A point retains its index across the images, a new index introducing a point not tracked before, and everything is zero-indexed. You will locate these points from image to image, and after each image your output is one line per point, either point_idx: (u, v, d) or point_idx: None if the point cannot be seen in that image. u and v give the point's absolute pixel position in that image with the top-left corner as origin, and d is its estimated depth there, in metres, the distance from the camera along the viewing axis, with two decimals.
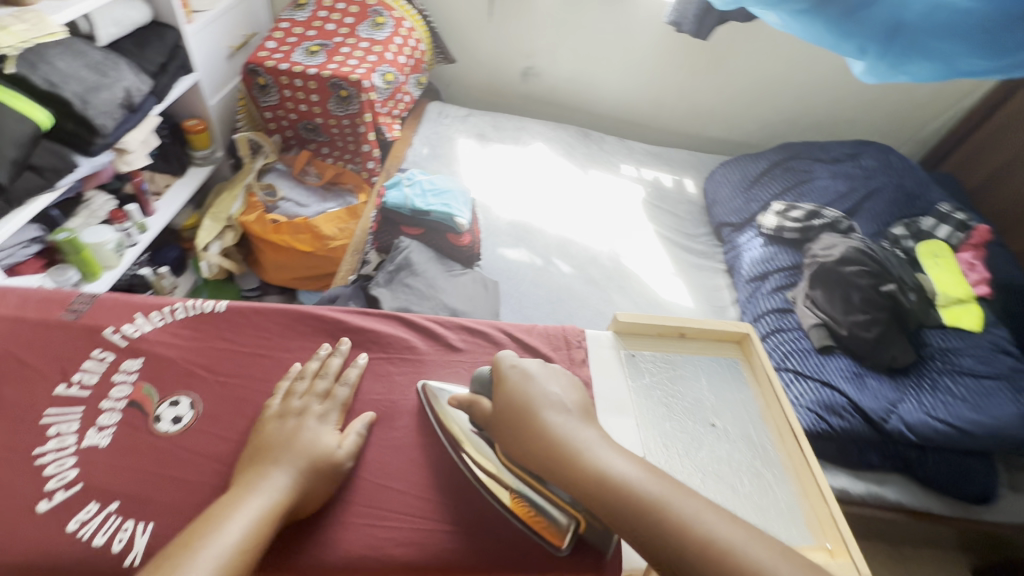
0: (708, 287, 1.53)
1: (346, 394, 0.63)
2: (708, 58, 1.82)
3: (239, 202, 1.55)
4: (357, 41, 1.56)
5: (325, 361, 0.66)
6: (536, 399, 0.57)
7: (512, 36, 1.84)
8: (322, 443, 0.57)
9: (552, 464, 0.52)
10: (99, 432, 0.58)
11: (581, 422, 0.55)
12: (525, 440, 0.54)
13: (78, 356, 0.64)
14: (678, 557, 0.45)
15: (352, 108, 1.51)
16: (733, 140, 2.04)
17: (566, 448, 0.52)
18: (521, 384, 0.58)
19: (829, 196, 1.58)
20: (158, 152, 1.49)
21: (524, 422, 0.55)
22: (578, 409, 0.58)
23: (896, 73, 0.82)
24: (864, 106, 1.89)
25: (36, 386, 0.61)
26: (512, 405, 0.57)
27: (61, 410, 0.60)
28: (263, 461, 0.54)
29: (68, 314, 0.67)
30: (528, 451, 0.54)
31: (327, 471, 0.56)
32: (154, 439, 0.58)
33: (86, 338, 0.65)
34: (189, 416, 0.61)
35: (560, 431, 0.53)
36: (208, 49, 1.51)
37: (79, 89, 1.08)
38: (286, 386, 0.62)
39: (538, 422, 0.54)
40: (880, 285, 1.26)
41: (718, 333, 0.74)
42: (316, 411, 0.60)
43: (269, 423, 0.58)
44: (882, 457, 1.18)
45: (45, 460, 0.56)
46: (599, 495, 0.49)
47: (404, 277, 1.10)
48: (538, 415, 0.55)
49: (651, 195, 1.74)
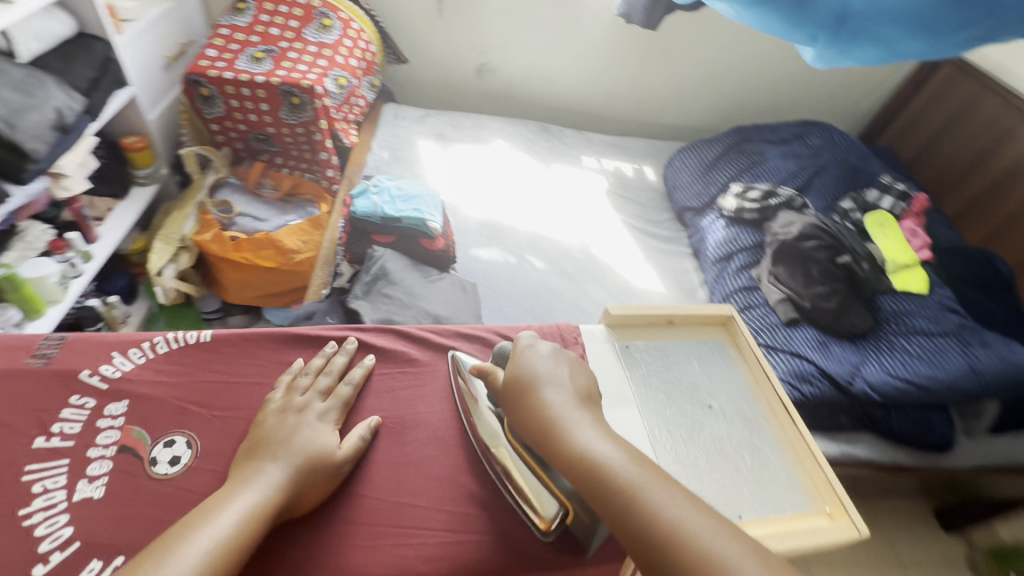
0: (676, 271, 1.57)
1: (349, 392, 0.62)
2: (657, 48, 1.87)
3: (192, 221, 1.47)
4: (305, 45, 1.50)
5: (330, 359, 0.65)
6: (540, 377, 0.58)
7: (463, 33, 1.82)
8: (318, 440, 0.56)
9: (543, 440, 0.53)
10: (90, 483, 0.54)
11: (578, 403, 0.55)
12: (524, 415, 0.55)
13: (55, 405, 0.59)
14: (643, 543, 0.43)
15: (306, 115, 1.46)
16: (685, 126, 2.10)
17: (557, 425, 0.53)
18: (529, 362, 0.59)
19: (782, 175, 1.66)
20: (96, 174, 1.40)
21: (527, 395, 0.56)
22: (580, 390, 0.58)
23: (843, 58, 0.86)
24: (805, 87, 1.99)
25: (12, 443, 0.56)
26: (516, 381, 0.58)
27: (44, 465, 0.55)
28: (257, 455, 0.54)
29: (36, 361, 0.62)
30: (526, 425, 0.55)
31: (324, 472, 0.54)
32: (153, 484, 0.54)
33: (60, 385, 0.60)
34: (187, 456, 0.57)
35: (554, 409, 0.54)
36: (141, 60, 1.41)
37: (4, 111, 0.99)
38: (286, 380, 0.62)
39: (536, 398, 0.55)
40: (835, 257, 1.34)
41: (704, 318, 0.77)
42: (317, 408, 0.59)
43: (268, 418, 0.57)
44: (851, 418, 1.25)
45: (34, 521, 0.51)
46: (580, 474, 0.49)
47: (381, 287, 1.08)
48: (538, 391, 0.56)
49: (614, 185, 1.77)
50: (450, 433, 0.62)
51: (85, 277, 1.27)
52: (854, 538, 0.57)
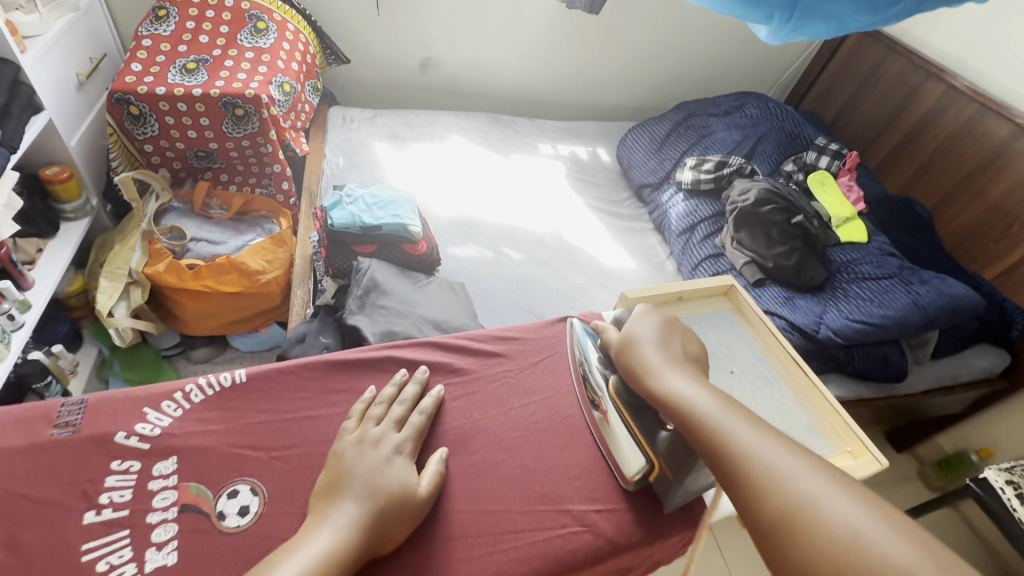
0: (644, 247, 1.63)
1: (422, 421, 0.59)
2: (596, 32, 1.90)
3: (139, 253, 1.34)
4: (240, 51, 1.40)
5: (401, 387, 0.63)
6: (640, 338, 0.62)
7: (403, 29, 1.77)
8: (393, 474, 0.53)
9: (643, 388, 0.58)
10: (160, 551, 0.49)
11: (677, 360, 0.59)
12: (627, 368, 0.61)
13: (95, 474, 0.53)
14: (729, 473, 0.47)
15: (252, 126, 1.36)
16: (629, 106, 2.17)
17: (654, 376, 0.57)
18: (637, 324, 0.64)
19: (730, 145, 1.75)
20: (19, 215, 1.24)
21: (632, 349, 0.61)
22: (679, 348, 0.62)
23: (796, 34, 0.93)
24: (733, 61, 2.11)
25: (55, 524, 0.50)
26: (621, 342, 0.64)
27: (103, 540, 0.50)
28: (335, 490, 0.51)
29: (62, 432, 0.56)
30: (629, 375, 0.60)
31: (404, 503, 0.52)
32: (229, 540, 0.50)
33: (91, 453, 0.55)
34: (256, 503, 0.53)
35: (652, 364, 0.59)
36: (52, 81, 1.26)
37: None
38: (359, 409, 0.59)
39: (636, 354, 0.60)
40: (791, 219, 1.46)
41: (709, 290, 0.83)
42: (394, 440, 0.56)
43: (348, 450, 0.55)
44: (821, 362, 1.38)
45: None
46: (676, 417, 0.54)
47: (376, 298, 1.04)
48: (640, 348, 0.61)
49: (571, 169, 1.80)
50: (512, 435, 0.63)
51: (27, 328, 1.16)
52: (878, 470, 0.66)
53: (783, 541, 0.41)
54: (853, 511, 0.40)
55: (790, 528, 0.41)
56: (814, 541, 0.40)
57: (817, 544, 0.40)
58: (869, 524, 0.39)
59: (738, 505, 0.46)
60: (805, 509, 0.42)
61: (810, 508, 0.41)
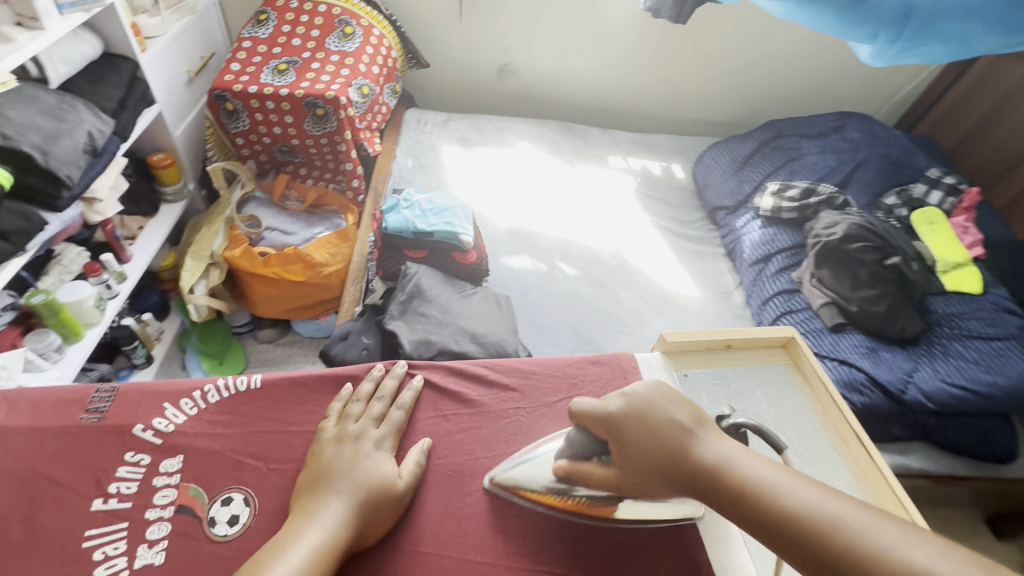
0: (711, 274, 1.52)
1: (401, 417, 0.61)
2: (684, 41, 1.80)
3: (221, 237, 1.46)
4: (327, 54, 1.47)
5: (379, 383, 0.64)
6: (655, 431, 0.51)
7: (484, 35, 1.78)
8: (378, 468, 0.55)
9: (682, 482, 0.49)
10: (150, 549, 0.50)
11: (700, 430, 0.51)
12: (662, 473, 0.50)
13: (110, 463, 0.55)
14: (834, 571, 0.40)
15: (330, 126, 1.43)
16: (714, 120, 2.03)
17: (691, 458, 0.49)
18: (621, 406, 0.54)
19: (820, 171, 1.61)
20: (126, 194, 1.39)
21: (636, 440, 0.52)
22: (693, 412, 0.53)
23: (906, 56, 0.81)
24: (838, 77, 1.91)
25: (69, 506, 0.53)
26: (623, 441, 0.53)
27: (103, 530, 0.51)
28: (317, 488, 0.53)
29: (90, 418, 0.58)
30: (649, 472, 0.51)
31: (385, 500, 0.53)
32: (213, 548, 0.50)
33: (112, 441, 0.57)
34: (245, 514, 0.53)
35: (679, 442, 0.50)
36: (166, 76, 1.40)
37: (38, 139, 0.97)
38: (337, 408, 0.61)
39: (663, 456, 0.50)
40: (884, 259, 1.29)
41: (765, 341, 0.75)
42: (373, 436, 0.58)
43: (326, 448, 0.56)
44: (903, 427, 1.20)
45: None
46: (738, 505, 0.46)
47: (418, 305, 1.06)
48: (651, 428, 0.52)
49: (642, 184, 1.72)
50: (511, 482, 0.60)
51: (119, 298, 1.28)
52: None
53: None
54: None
55: None
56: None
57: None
58: None
59: None
60: None
61: None
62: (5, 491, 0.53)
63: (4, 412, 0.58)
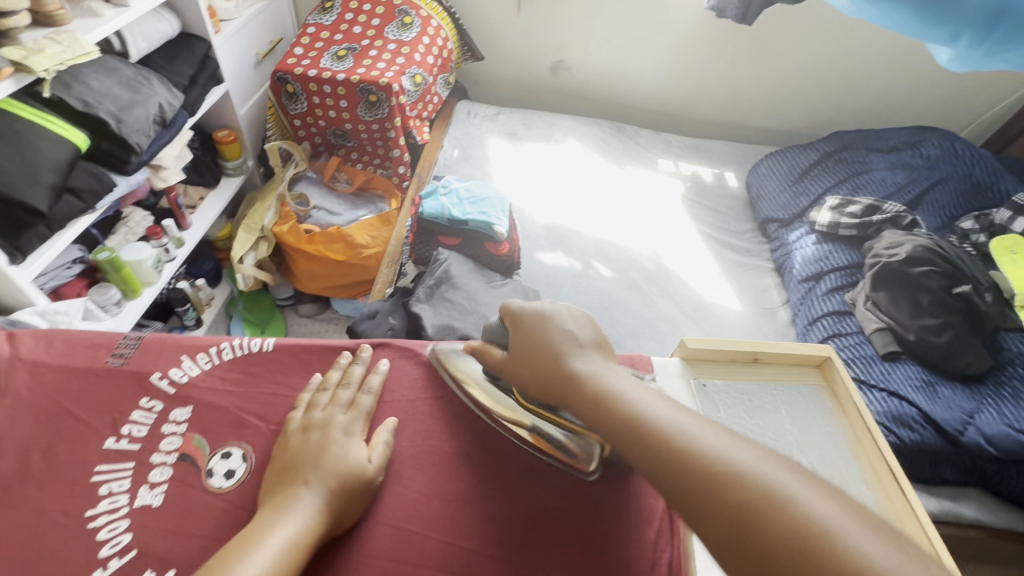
0: (756, 288, 1.44)
1: (370, 402, 0.60)
2: (750, 45, 1.72)
3: (272, 212, 1.53)
4: (384, 43, 1.51)
5: (347, 370, 0.63)
6: (550, 336, 0.57)
7: (542, 30, 1.77)
8: (349, 455, 0.54)
9: (556, 383, 0.54)
10: (151, 490, 0.53)
11: (590, 349, 0.56)
12: (540, 371, 0.55)
13: (128, 405, 0.59)
14: (646, 451, 0.45)
15: (382, 112, 1.47)
16: (775, 129, 1.93)
17: (566, 363, 0.54)
18: (530, 315, 0.59)
19: (889, 188, 1.49)
20: (191, 165, 1.48)
21: (530, 344, 0.57)
22: (591, 335, 0.58)
23: (992, 61, 0.73)
24: (920, 90, 1.76)
25: (86, 441, 0.56)
26: (520, 343, 0.58)
27: (112, 467, 0.54)
28: (284, 479, 0.51)
29: (114, 361, 0.62)
30: (532, 372, 0.56)
31: (358, 487, 0.52)
32: (208, 498, 0.52)
33: (133, 386, 0.60)
34: (242, 470, 0.55)
35: (563, 350, 0.55)
36: (235, 57, 1.48)
37: (113, 107, 1.05)
38: (306, 399, 0.60)
39: (543, 357, 0.55)
40: (952, 286, 1.18)
41: (797, 358, 0.70)
42: (341, 422, 0.57)
43: (292, 437, 0.55)
44: (956, 471, 1.11)
45: (98, 524, 0.50)
46: (597, 404, 0.50)
47: (444, 291, 1.07)
48: (545, 334, 0.57)
49: (691, 191, 1.65)
50: (501, 473, 0.58)
51: (176, 262, 1.37)
52: None
53: (724, 522, 0.39)
54: (785, 474, 0.39)
55: (736, 509, 0.38)
56: (736, 511, 0.38)
57: (752, 515, 0.38)
58: (813, 500, 0.37)
59: (675, 496, 0.42)
60: (751, 486, 0.39)
61: (759, 487, 0.39)
62: (33, 421, 0.57)
63: (42, 348, 0.63)
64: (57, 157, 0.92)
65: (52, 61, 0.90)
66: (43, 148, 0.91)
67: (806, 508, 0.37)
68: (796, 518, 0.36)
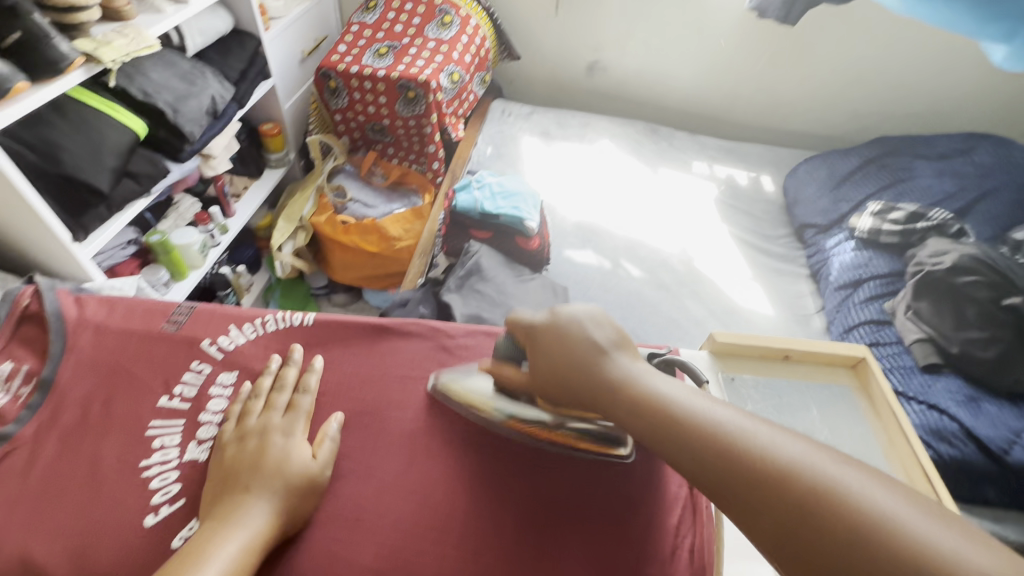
0: (790, 293, 1.41)
1: (308, 402, 0.59)
2: (792, 47, 1.69)
3: (311, 203, 1.58)
4: (424, 41, 1.55)
5: (279, 373, 0.62)
6: (572, 341, 0.51)
7: (579, 31, 1.78)
8: (292, 458, 0.53)
9: (588, 394, 0.49)
10: (198, 446, 0.56)
11: (617, 349, 0.51)
12: (567, 380, 0.50)
13: (179, 368, 0.63)
14: (699, 461, 0.41)
15: (419, 109, 1.50)
16: (816, 133, 1.88)
17: (598, 369, 0.49)
18: (544, 321, 0.54)
19: (935, 196, 1.44)
20: (237, 156, 1.55)
21: (552, 353, 0.52)
22: (611, 335, 0.52)
23: None
24: (974, 96, 1.69)
25: (142, 398, 0.60)
26: (539, 349, 0.53)
27: (165, 423, 0.58)
28: (225, 489, 0.50)
29: (168, 326, 0.66)
30: (557, 384, 0.51)
31: (306, 489, 0.52)
32: None
33: (184, 350, 0.64)
34: None
35: (591, 356, 0.50)
36: (283, 53, 1.54)
37: (170, 97, 1.12)
38: (238, 409, 0.58)
39: (569, 366, 0.50)
40: (1001, 299, 1.12)
41: (831, 358, 0.69)
42: (278, 426, 0.55)
43: (228, 448, 0.54)
44: (1000, 492, 1.05)
45: (150, 473, 0.54)
46: (639, 417, 0.46)
47: (474, 282, 1.11)
48: (566, 339, 0.52)
49: (725, 194, 1.63)
50: (528, 450, 0.59)
51: (220, 247, 1.43)
52: None
53: (798, 532, 0.36)
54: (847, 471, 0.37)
55: (808, 516, 0.36)
56: (806, 516, 0.36)
57: (836, 528, 0.35)
58: (878, 493, 0.36)
59: (738, 506, 0.39)
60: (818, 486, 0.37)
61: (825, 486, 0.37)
62: (95, 377, 0.62)
63: (105, 312, 0.68)
64: (118, 141, 0.99)
65: (118, 53, 0.96)
66: (106, 133, 0.97)
67: (874, 504, 0.35)
68: (865, 515, 0.35)
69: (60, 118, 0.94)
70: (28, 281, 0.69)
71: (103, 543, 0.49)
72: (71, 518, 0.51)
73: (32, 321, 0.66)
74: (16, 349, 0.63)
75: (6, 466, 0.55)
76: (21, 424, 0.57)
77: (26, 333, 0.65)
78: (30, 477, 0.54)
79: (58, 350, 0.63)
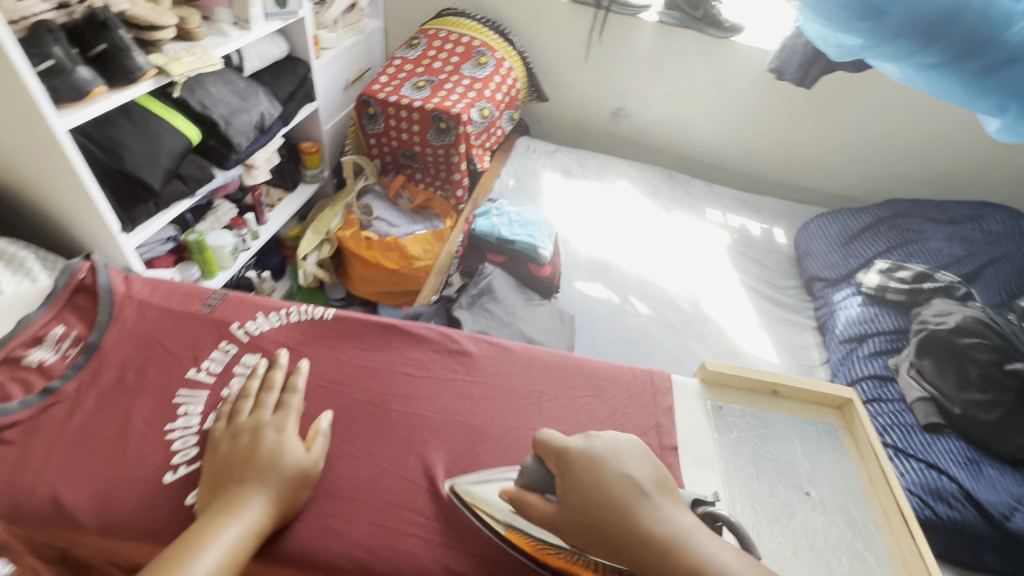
0: (795, 344, 1.42)
1: (297, 400, 0.61)
2: (808, 108, 1.76)
3: (339, 218, 1.68)
4: (459, 78, 1.66)
5: (267, 375, 0.63)
6: (613, 485, 0.49)
7: (606, 80, 1.89)
8: (286, 452, 0.55)
9: (630, 546, 0.46)
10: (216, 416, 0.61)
11: (656, 495, 0.49)
12: (610, 527, 0.47)
13: (208, 345, 0.68)
14: None
15: (449, 139, 1.60)
16: (830, 191, 1.93)
17: (642, 522, 0.47)
18: (580, 448, 0.53)
19: (943, 259, 1.47)
20: (276, 169, 1.65)
21: (592, 495, 0.49)
22: (651, 474, 0.51)
23: None
24: (987, 169, 1.73)
25: (172, 368, 0.66)
26: (580, 481, 0.50)
27: (190, 392, 0.64)
28: (218, 484, 0.53)
29: (203, 308, 0.73)
30: (600, 535, 0.48)
31: (299, 481, 0.54)
32: None
33: (215, 330, 0.70)
34: None
35: (633, 505, 0.48)
36: (329, 80, 1.67)
37: (225, 111, 1.22)
38: (229, 409, 0.60)
39: (614, 511, 0.48)
40: (1004, 363, 1.13)
41: (817, 397, 0.72)
42: (270, 423, 0.57)
43: (222, 444, 0.56)
44: (1000, 560, 1.03)
45: (173, 436, 0.59)
46: None
47: (485, 301, 1.17)
48: (604, 478, 0.50)
49: (737, 242, 1.67)
50: (520, 456, 0.62)
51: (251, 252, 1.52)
52: None
53: None
54: None
55: None
56: None
57: None
58: None
59: None
60: None
61: None
62: (133, 346, 0.68)
63: (148, 290, 0.74)
64: (175, 144, 1.08)
65: (185, 68, 1.07)
66: (163, 137, 1.07)
67: None
68: None
69: (127, 121, 1.05)
70: (85, 257, 0.76)
71: (124, 492, 0.54)
72: (101, 467, 0.56)
73: (85, 292, 0.72)
74: (68, 315, 0.70)
75: (48, 417, 0.60)
76: (66, 380, 0.63)
77: (78, 302, 0.71)
78: (69, 428, 0.59)
79: (105, 318, 0.69)
